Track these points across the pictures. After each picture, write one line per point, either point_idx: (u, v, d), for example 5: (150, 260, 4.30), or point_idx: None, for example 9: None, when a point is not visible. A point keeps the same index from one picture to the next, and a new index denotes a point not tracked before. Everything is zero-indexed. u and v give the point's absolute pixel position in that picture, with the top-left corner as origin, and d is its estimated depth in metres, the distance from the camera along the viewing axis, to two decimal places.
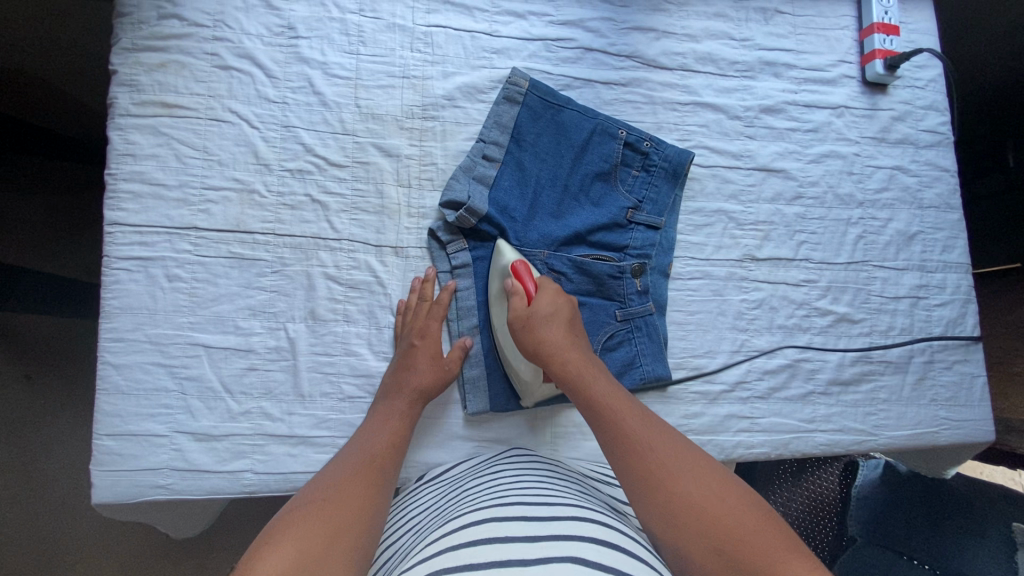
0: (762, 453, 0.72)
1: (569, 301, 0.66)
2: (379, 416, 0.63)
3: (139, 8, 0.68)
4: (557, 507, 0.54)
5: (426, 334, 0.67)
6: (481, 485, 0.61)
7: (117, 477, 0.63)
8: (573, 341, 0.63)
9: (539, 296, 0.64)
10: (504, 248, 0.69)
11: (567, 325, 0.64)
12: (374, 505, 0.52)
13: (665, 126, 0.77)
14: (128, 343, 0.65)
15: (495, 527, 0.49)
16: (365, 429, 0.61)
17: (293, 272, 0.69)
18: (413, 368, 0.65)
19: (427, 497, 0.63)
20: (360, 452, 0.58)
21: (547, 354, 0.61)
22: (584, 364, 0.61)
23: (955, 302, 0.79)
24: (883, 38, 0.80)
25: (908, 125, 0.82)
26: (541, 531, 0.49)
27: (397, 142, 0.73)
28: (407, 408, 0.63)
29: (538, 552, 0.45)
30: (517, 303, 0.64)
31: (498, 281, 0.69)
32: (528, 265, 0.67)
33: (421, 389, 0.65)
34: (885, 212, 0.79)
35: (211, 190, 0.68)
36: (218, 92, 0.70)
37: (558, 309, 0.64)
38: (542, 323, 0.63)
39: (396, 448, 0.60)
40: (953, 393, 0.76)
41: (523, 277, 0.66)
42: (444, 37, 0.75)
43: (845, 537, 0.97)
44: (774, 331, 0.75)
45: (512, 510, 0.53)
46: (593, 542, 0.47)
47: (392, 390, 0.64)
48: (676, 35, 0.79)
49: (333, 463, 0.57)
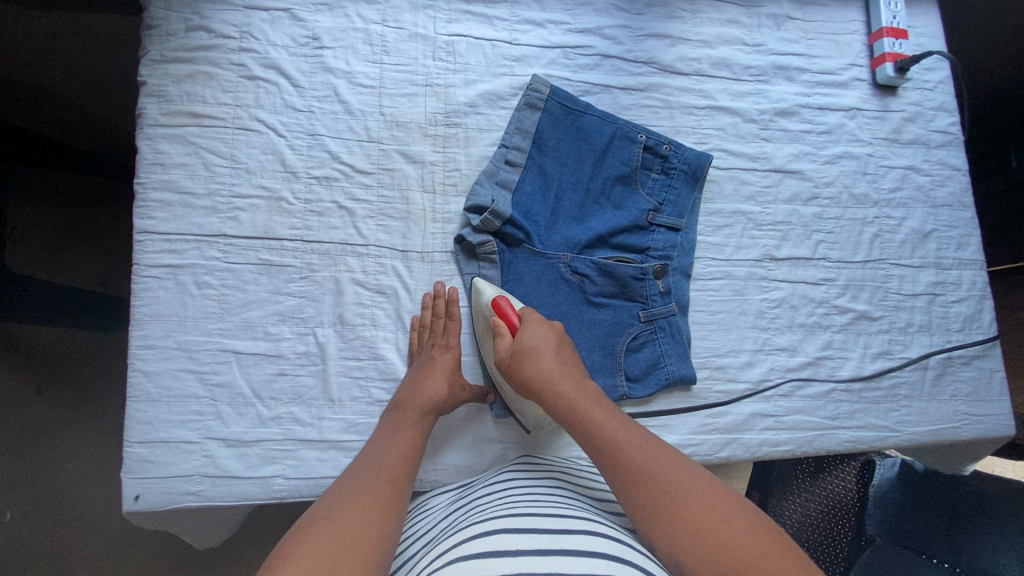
0: (788, 451, 0.73)
1: (554, 328, 0.66)
2: (392, 422, 0.62)
3: (167, 21, 0.70)
4: (569, 521, 0.54)
5: (448, 349, 0.68)
6: (493, 496, 0.61)
7: (148, 485, 0.63)
8: (565, 367, 0.63)
9: (525, 329, 0.64)
10: (482, 286, 0.69)
11: (557, 354, 0.63)
12: (391, 511, 0.52)
13: (682, 130, 0.79)
14: (159, 350, 0.65)
15: (509, 542, 0.50)
16: (378, 442, 0.60)
17: (321, 278, 0.69)
18: (425, 380, 0.65)
19: (448, 505, 0.64)
20: (375, 460, 0.57)
21: (538, 387, 0.61)
22: (578, 392, 0.61)
23: (971, 299, 0.80)
24: (892, 41, 0.82)
25: (918, 126, 0.83)
26: (553, 545, 0.49)
27: (421, 149, 0.74)
28: (418, 418, 0.62)
29: (550, 567, 0.45)
30: (500, 342, 0.64)
31: (482, 318, 0.69)
32: (508, 298, 0.67)
33: (433, 401, 0.64)
34: (900, 211, 0.81)
35: (240, 198, 0.69)
36: (244, 102, 0.71)
37: (544, 340, 0.63)
38: (529, 358, 0.62)
39: (414, 456, 0.59)
40: (973, 388, 0.77)
41: (507, 315, 0.65)
42: (465, 45, 0.77)
43: (863, 538, 0.99)
44: (795, 330, 0.76)
45: (524, 525, 0.53)
46: (604, 558, 0.48)
47: (404, 400, 0.64)
48: (690, 42, 0.81)
49: (348, 475, 0.56)
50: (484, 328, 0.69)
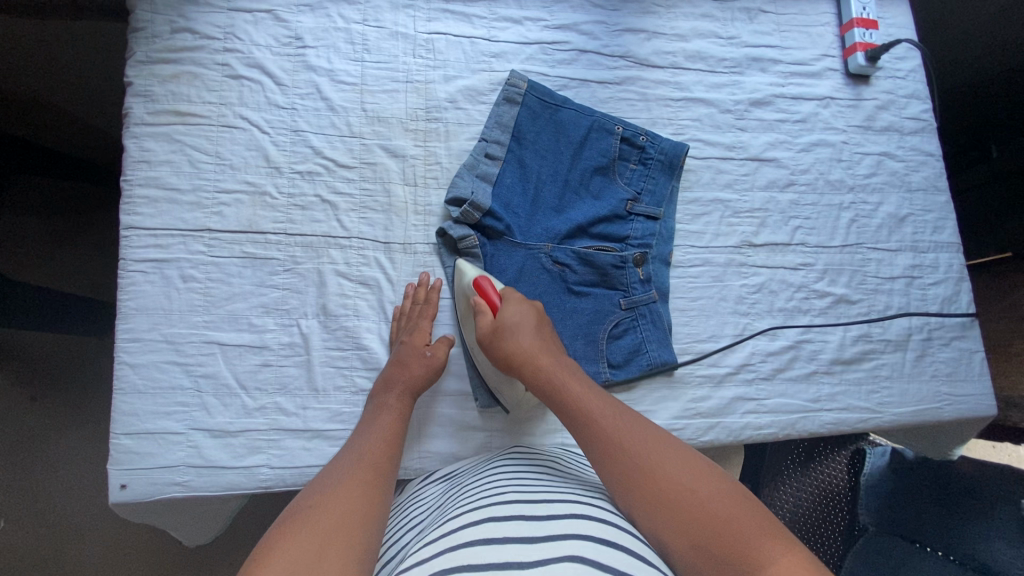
0: (770, 434, 0.73)
1: (535, 305, 0.68)
2: (373, 412, 0.63)
3: (152, 23, 0.71)
4: (557, 506, 0.54)
5: (415, 331, 0.68)
6: (479, 484, 0.61)
7: (133, 476, 0.63)
8: (544, 345, 0.65)
9: (505, 306, 0.66)
10: (465, 266, 0.71)
11: (536, 333, 0.65)
12: (375, 495, 0.53)
13: (659, 121, 0.80)
14: (144, 343, 0.66)
15: (497, 529, 0.50)
16: (363, 431, 0.60)
17: (305, 270, 0.71)
18: (407, 365, 0.66)
19: (437, 493, 0.64)
20: (359, 448, 0.58)
21: (518, 362, 0.63)
22: (557, 368, 0.63)
23: (949, 281, 0.81)
24: (862, 32, 0.84)
25: (892, 113, 0.85)
26: (539, 533, 0.49)
27: (402, 143, 0.75)
28: (403, 408, 0.64)
29: (535, 555, 0.45)
30: (482, 320, 0.66)
31: (465, 302, 0.70)
32: (489, 279, 0.68)
33: (410, 385, 0.65)
34: (876, 195, 0.82)
35: (224, 194, 0.70)
36: (229, 100, 0.72)
37: (525, 318, 0.65)
38: (509, 334, 0.64)
39: (395, 440, 0.60)
40: (953, 368, 0.78)
41: (487, 292, 0.67)
42: (445, 43, 0.78)
43: (857, 527, 1.00)
44: (775, 314, 0.77)
45: (510, 511, 0.53)
46: (594, 543, 0.48)
47: (383, 388, 0.65)
48: (665, 36, 0.83)
49: (332, 466, 0.56)
50: (466, 312, 0.70)
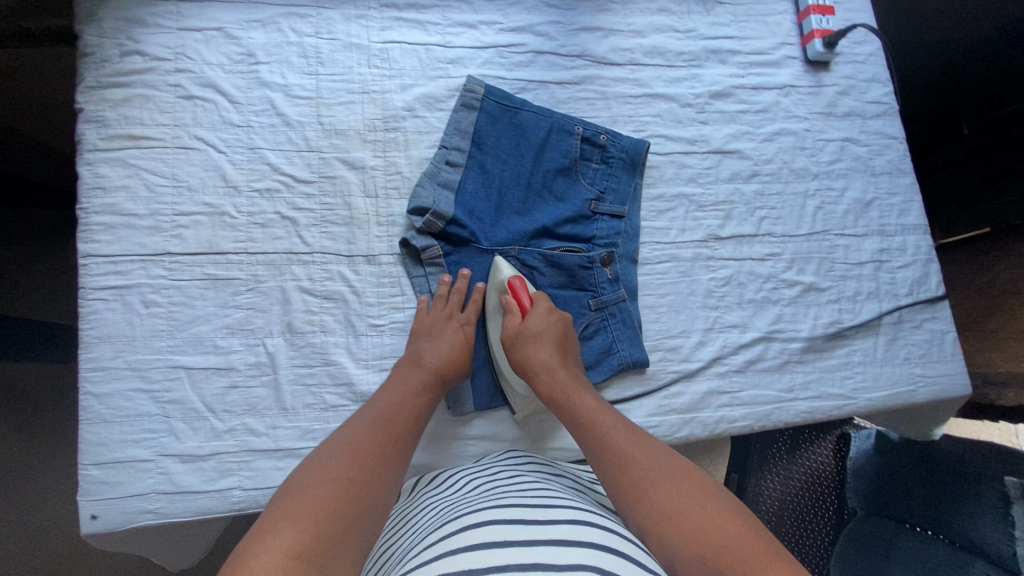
0: (746, 426, 0.73)
1: (562, 318, 0.70)
2: (397, 381, 0.64)
3: (101, 47, 0.71)
4: (552, 509, 0.54)
5: (451, 318, 0.69)
6: (471, 487, 0.61)
7: (104, 506, 0.63)
8: (561, 359, 0.67)
9: (533, 311, 0.69)
10: (501, 262, 0.72)
11: (557, 346, 0.67)
12: (373, 493, 0.53)
13: (619, 119, 0.80)
14: (109, 372, 0.65)
15: (493, 532, 0.49)
16: (375, 405, 0.61)
17: (268, 289, 0.70)
18: (434, 343, 0.67)
19: (429, 496, 0.63)
20: (366, 425, 0.58)
21: (532, 370, 0.65)
22: (571, 383, 0.65)
23: (917, 263, 0.81)
24: (819, 18, 0.84)
25: (853, 98, 0.85)
26: (540, 536, 0.48)
27: (361, 155, 0.75)
28: (423, 384, 0.64)
29: (539, 557, 0.44)
30: (510, 320, 0.69)
31: (495, 294, 0.72)
32: (523, 279, 0.71)
33: (439, 369, 0.65)
34: (840, 181, 0.82)
35: (182, 216, 0.70)
36: (183, 121, 0.72)
37: (549, 329, 0.67)
38: (532, 341, 0.66)
39: (403, 423, 0.60)
40: (925, 350, 0.78)
41: (518, 292, 0.70)
42: (399, 51, 0.78)
43: (845, 511, 0.96)
44: (744, 306, 0.77)
45: (505, 514, 0.52)
46: (592, 548, 0.47)
47: (413, 362, 0.66)
48: (622, 33, 0.82)
49: (341, 436, 0.57)
50: (494, 305, 0.72)
